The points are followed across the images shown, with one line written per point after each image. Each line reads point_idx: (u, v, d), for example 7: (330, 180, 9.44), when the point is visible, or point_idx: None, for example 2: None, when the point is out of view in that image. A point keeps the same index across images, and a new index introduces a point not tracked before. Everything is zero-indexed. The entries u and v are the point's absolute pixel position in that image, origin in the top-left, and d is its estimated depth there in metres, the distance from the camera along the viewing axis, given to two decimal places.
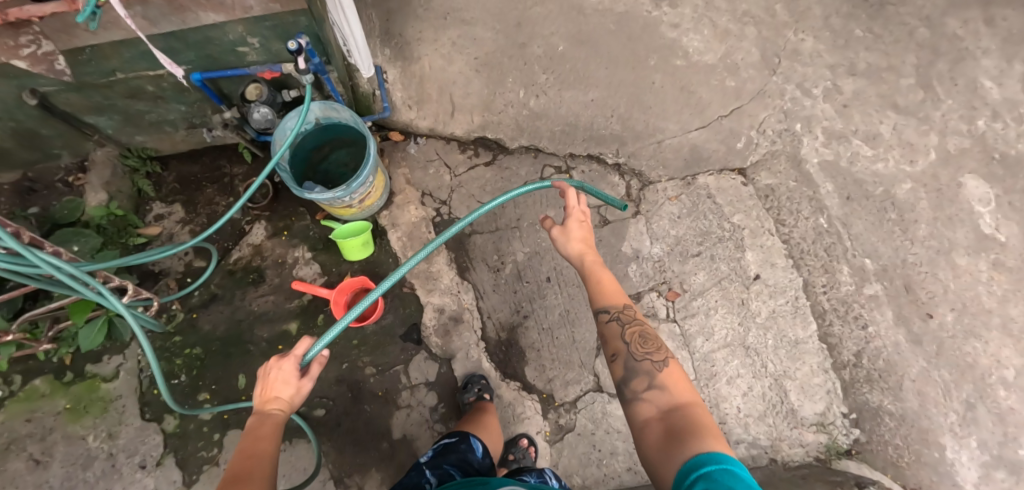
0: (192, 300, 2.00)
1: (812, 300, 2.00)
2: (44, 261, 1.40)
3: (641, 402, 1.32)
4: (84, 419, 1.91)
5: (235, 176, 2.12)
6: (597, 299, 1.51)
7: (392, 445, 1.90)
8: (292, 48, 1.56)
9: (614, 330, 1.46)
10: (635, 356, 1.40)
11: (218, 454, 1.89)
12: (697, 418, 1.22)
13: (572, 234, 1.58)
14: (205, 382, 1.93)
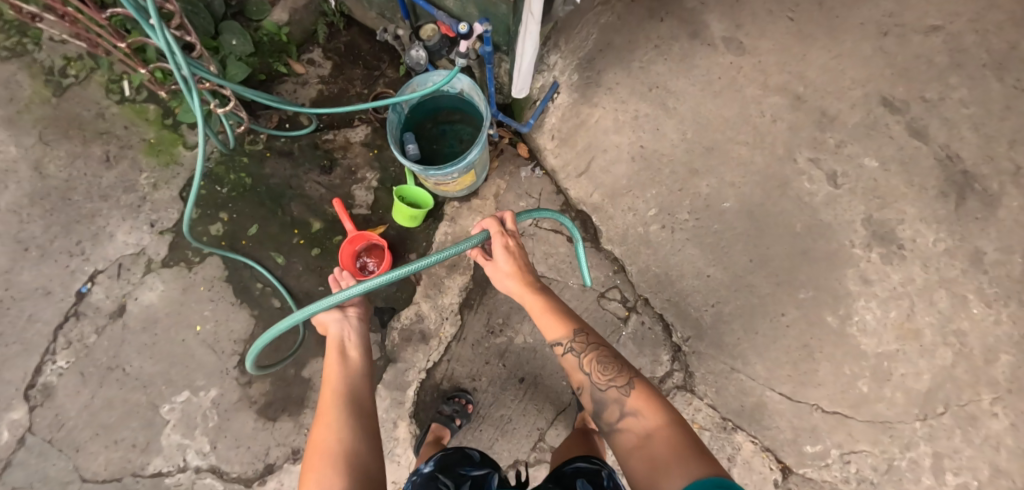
0: (276, 142, 2.09)
1: None
2: (167, 44, 1.41)
3: (618, 434, 1.19)
4: (152, 159, 2.09)
5: (383, 77, 2.11)
6: (545, 330, 1.37)
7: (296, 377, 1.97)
8: (462, 30, 1.65)
9: (570, 363, 1.33)
10: (598, 386, 1.27)
11: (197, 264, 2.03)
12: (673, 443, 1.08)
13: (505, 253, 1.45)
14: (230, 207, 2.05)
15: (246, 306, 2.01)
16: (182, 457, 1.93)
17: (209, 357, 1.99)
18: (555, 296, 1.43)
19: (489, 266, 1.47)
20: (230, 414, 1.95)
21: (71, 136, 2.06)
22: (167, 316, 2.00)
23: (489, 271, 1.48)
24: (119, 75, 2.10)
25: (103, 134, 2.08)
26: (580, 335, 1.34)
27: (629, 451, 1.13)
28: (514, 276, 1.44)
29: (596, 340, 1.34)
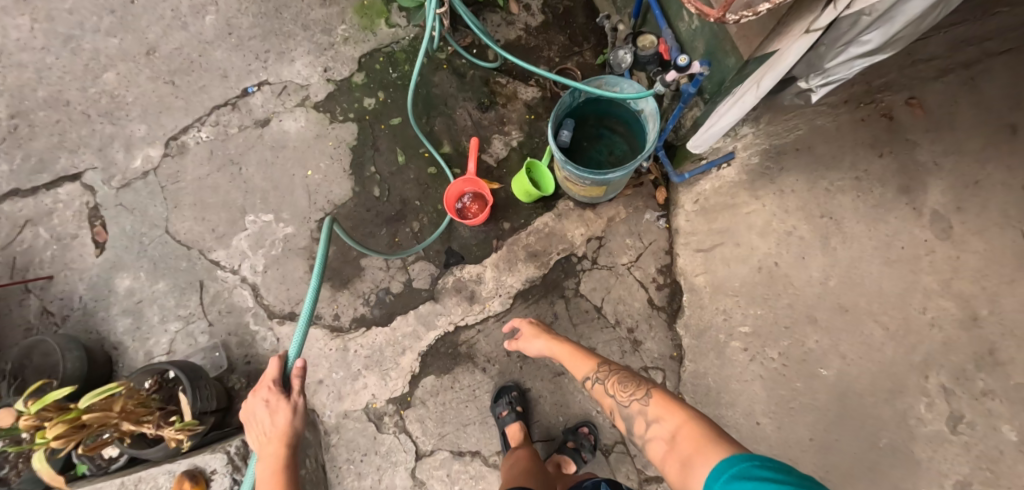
0: (458, 61, 2.15)
1: None
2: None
3: (648, 444, 1.29)
4: (356, 18, 2.22)
5: (580, 58, 2.12)
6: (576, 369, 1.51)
7: (349, 260, 2.01)
8: (681, 62, 1.53)
9: (599, 392, 1.44)
10: (623, 403, 1.37)
11: (339, 121, 2.14)
12: (692, 435, 1.19)
13: (537, 337, 1.63)
14: (390, 92, 2.16)
15: (352, 179, 2.08)
16: (237, 264, 2.04)
17: (305, 200, 2.07)
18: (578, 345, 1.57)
19: (524, 347, 1.66)
20: (289, 254, 2.03)
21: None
22: (294, 148, 2.13)
23: (522, 346, 1.67)
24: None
25: None
26: (603, 365, 1.48)
27: (664, 457, 1.22)
28: (536, 335, 1.63)
29: (617, 367, 1.45)
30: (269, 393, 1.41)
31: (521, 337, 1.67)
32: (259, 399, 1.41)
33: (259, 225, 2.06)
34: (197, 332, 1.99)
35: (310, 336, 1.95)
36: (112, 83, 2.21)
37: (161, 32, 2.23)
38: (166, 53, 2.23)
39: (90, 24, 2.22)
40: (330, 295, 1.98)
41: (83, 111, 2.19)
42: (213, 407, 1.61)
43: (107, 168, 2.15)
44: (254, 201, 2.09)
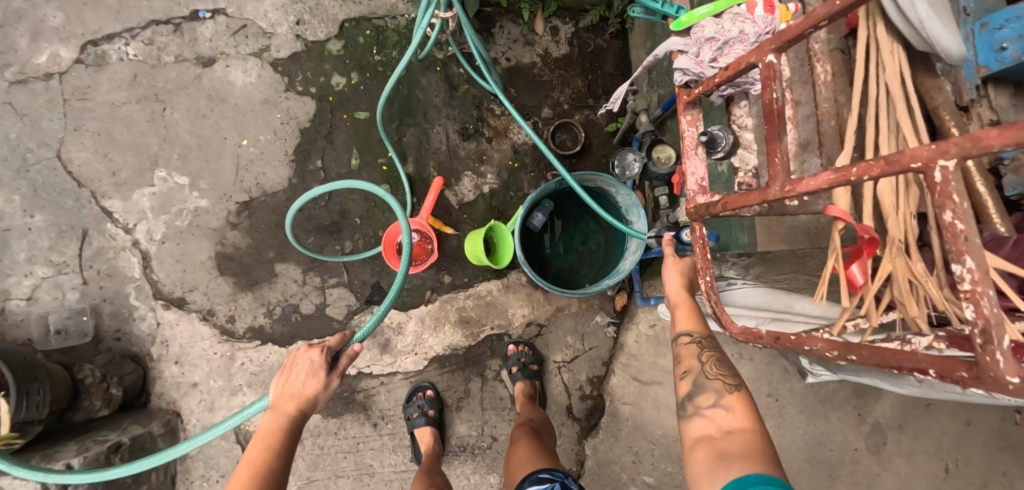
0: (454, 70, 1.82)
1: None
2: None
3: (693, 422, 1.02)
4: None
5: (590, 116, 1.83)
6: (680, 318, 1.19)
7: (264, 260, 1.76)
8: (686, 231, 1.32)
9: (686, 353, 1.12)
10: (706, 375, 1.07)
11: (297, 92, 1.80)
12: (752, 447, 0.92)
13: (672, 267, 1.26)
14: (366, 77, 1.82)
15: (294, 168, 1.79)
16: (132, 223, 1.74)
17: (232, 174, 1.77)
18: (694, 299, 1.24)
19: (667, 272, 1.27)
20: (195, 232, 1.75)
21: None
22: (236, 106, 1.79)
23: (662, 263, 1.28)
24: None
25: None
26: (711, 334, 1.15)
27: (702, 439, 0.98)
28: (669, 269, 1.27)
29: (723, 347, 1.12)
30: (314, 361, 1.18)
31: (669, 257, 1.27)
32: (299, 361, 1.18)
33: (171, 187, 1.76)
34: (68, 287, 1.71)
35: (196, 331, 1.73)
36: None
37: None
38: None
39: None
40: (231, 293, 1.74)
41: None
42: (41, 417, 1.38)
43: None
44: (173, 156, 1.77)
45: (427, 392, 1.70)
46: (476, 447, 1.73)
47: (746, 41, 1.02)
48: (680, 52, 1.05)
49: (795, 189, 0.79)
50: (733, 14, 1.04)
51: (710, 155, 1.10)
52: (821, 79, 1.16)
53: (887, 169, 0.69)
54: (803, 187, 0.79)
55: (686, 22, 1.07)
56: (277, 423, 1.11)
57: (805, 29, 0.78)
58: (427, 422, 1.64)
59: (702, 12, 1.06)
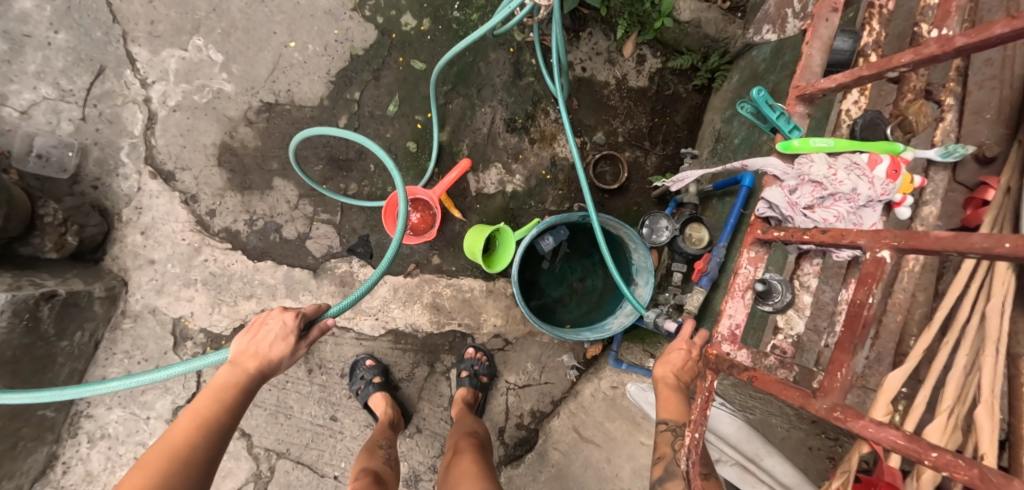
0: (526, 59, 1.74)
1: None
2: None
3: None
4: None
5: (639, 160, 1.74)
6: (663, 401, 1.08)
7: (266, 168, 1.69)
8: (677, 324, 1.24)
9: (662, 438, 1.05)
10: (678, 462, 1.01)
11: (365, 16, 1.72)
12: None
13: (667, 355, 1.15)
14: (437, 31, 1.75)
15: (331, 92, 1.71)
16: (150, 79, 1.66)
17: (268, 73, 1.69)
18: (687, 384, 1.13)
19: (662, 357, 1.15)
20: (210, 112, 1.68)
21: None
22: (298, 5, 1.70)
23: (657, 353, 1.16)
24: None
25: None
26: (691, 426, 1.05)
27: None
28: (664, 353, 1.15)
29: None
30: (281, 323, 1.15)
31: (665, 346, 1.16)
32: (264, 323, 1.15)
33: (203, 60, 1.68)
34: (64, 117, 1.62)
35: (173, 210, 1.66)
36: None
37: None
38: None
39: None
40: (223, 188, 1.68)
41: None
42: None
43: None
44: (217, 30, 1.68)
45: (367, 363, 1.63)
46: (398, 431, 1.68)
47: (853, 201, 0.96)
48: (774, 177, 0.99)
49: (846, 422, 0.76)
50: (850, 163, 0.97)
51: (760, 304, 1.02)
52: (906, 266, 1.05)
53: (973, 480, 0.67)
54: (855, 425, 0.76)
55: (796, 147, 0.99)
56: (233, 378, 1.10)
57: (945, 250, 0.71)
58: (377, 389, 1.59)
59: (817, 145, 0.99)
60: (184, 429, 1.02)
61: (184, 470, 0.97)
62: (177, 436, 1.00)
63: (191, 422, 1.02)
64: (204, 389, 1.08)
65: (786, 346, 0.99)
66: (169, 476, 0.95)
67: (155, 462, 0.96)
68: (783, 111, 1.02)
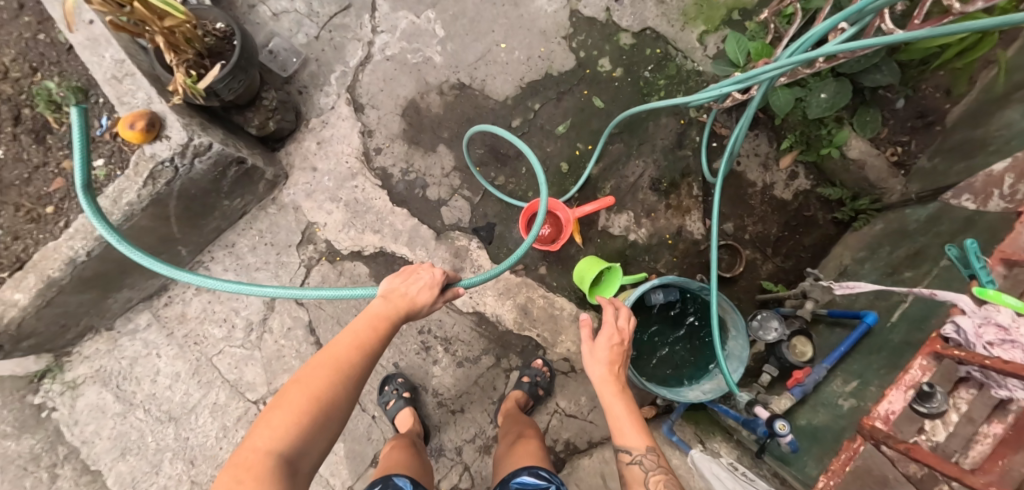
0: (693, 134, 1.89)
1: None
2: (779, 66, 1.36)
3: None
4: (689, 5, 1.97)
5: (757, 261, 1.83)
6: (619, 433, 1.21)
7: (437, 132, 1.90)
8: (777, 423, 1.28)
9: (635, 475, 1.16)
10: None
11: (571, 47, 1.94)
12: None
13: (597, 358, 1.28)
14: (625, 81, 1.93)
15: (516, 94, 1.92)
16: (381, 28, 1.95)
17: (473, 60, 1.93)
18: (631, 402, 1.24)
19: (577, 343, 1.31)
20: (414, 71, 1.93)
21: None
22: (521, 17, 1.95)
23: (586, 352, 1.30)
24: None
25: None
26: (654, 452, 1.17)
27: None
28: (601, 380, 1.25)
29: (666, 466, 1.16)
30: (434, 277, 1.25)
31: (593, 347, 1.30)
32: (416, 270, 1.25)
33: (428, 30, 1.95)
34: (303, 30, 1.93)
35: (349, 135, 1.89)
36: None
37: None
38: None
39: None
40: (396, 134, 1.90)
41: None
42: (227, 99, 1.52)
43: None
44: (449, 12, 1.95)
45: (398, 380, 1.76)
46: (446, 402, 1.79)
47: None
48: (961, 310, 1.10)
49: None
50: None
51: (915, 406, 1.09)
52: None
53: None
54: None
55: (988, 295, 1.06)
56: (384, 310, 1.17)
57: None
58: (405, 405, 1.71)
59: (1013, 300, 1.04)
60: (346, 346, 1.11)
61: (348, 384, 1.09)
62: (342, 350, 1.11)
63: (353, 342, 1.12)
64: (361, 316, 1.16)
65: (924, 447, 1.09)
66: (333, 382, 1.07)
67: (323, 368, 1.07)
68: (985, 265, 1.12)
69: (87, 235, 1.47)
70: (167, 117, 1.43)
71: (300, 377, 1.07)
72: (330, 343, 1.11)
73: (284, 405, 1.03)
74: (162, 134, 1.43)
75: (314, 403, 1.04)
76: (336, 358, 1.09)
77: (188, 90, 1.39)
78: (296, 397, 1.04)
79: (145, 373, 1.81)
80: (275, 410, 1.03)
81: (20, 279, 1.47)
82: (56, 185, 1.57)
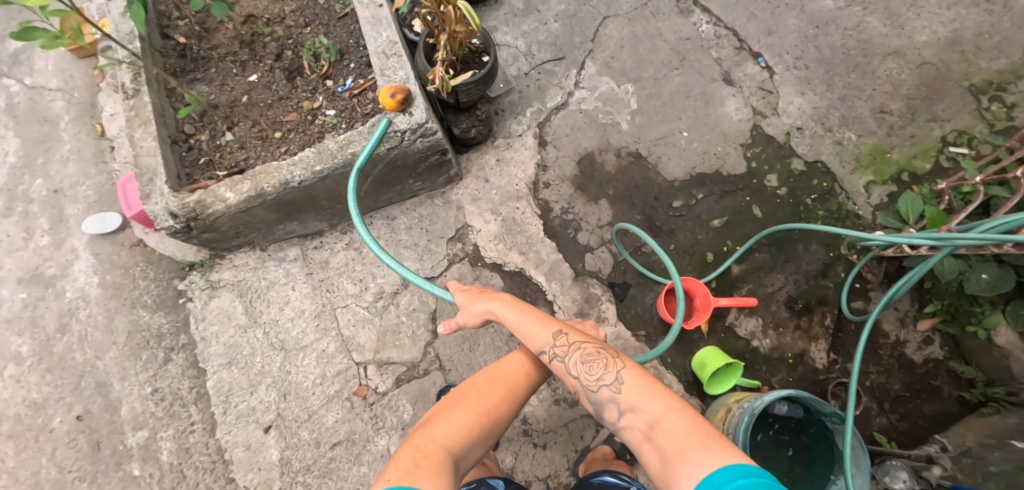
0: (840, 268, 1.94)
1: (167, 428, 1.76)
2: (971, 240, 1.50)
3: (624, 433, 1.21)
4: (863, 155, 2.10)
5: (871, 411, 1.82)
6: (529, 343, 1.38)
7: (603, 186, 2.05)
8: None
9: (559, 368, 1.33)
10: (592, 389, 1.28)
11: (745, 154, 2.09)
12: (676, 433, 1.10)
13: (468, 306, 1.49)
14: (787, 200, 2.04)
15: (683, 178, 2.07)
16: (583, 85, 2.18)
17: (655, 138, 2.11)
18: (524, 309, 1.43)
19: (456, 308, 1.52)
20: (600, 128, 2.12)
21: (908, 100, 2.16)
22: (707, 116, 2.14)
23: (459, 317, 1.50)
24: (972, 146, 2.08)
25: (898, 126, 2.14)
26: (563, 340, 1.35)
27: (643, 442, 1.16)
28: (486, 311, 1.46)
29: (570, 339, 1.35)
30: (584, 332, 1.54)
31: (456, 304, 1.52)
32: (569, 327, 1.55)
33: (622, 100, 2.16)
34: (516, 66, 2.20)
35: (526, 163, 2.07)
36: None
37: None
38: None
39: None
40: (567, 176, 2.06)
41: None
42: (460, 100, 1.71)
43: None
44: (645, 90, 2.17)
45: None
46: (532, 431, 1.81)
47: None
48: None
49: None
50: None
51: None
52: None
53: None
54: None
55: None
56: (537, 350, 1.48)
57: None
58: None
59: None
60: (512, 376, 1.41)
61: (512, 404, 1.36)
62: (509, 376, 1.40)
63: (522, 370, 1.43)
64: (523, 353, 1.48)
65: None
66: (505, 399, 1.35)
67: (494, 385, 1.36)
68: None
69: (309, 168, 1.65)
70: (415, 97, 1.61)
71: (473, 389, 1.35)
72: (502, 370, 1.42)
73: (461, 406, 1.29)
74: (406, 110, 1.60)
75: (489, 412, 1.31)
76: (509, 379, 1.38)
77: (440, 84, 1.58)
78: (474, 403, 1.30)
79: (276, 302, 1.93)
80: (456, 409, 1.28)
81: (241, 183, 1.65)
82: (291, 116, 1.80)
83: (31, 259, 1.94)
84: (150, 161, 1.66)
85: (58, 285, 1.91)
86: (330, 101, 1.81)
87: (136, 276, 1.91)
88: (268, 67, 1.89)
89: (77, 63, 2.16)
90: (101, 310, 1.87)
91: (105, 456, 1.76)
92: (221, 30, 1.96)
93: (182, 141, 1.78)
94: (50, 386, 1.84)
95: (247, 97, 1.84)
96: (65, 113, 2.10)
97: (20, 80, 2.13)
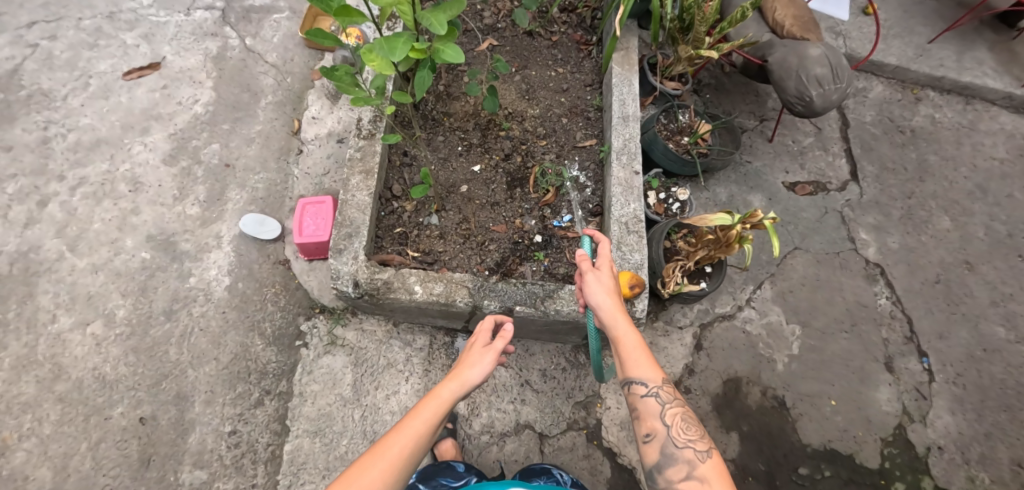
0: None
1: (227, 479, 1.59)
2: None
3: None
4: None
5: None
6: (631, 366, 1.23)
7: (737, 416, 1.99)
8: None
9: (651, 408, 1.20)
10: (674, 443, 1.16)
11: (880, 449, 2.01)
12: None
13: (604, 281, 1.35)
14: None
15: (814, 445, 1.99)
16: (752, 305, 2.13)
17: (803, 393, 2.04)
18: (643, 336, 1.26)
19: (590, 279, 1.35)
20: (754, 357, 2.06)
21: None
22: (859, 393, 2.07)
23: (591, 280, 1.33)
24: None
25: None
26: (667, 385, 1.22)
27: None
28: (615, 311, 1.29)
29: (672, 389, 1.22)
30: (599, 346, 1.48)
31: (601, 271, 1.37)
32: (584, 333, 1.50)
33: (786, 339, 2.10)
34: None
35: (673, 360, 2.02)
36: (937, 232, 2.34)
37: (978, 293, 2.26)
38: (968, 286, 2.27)
39: (974, 237, 2.35)
40: (709, 391, 2.00)
41: (903, 207, 2.37)
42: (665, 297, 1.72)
43: (854, 212, 2.33)
44: (810, 340, 2.11)
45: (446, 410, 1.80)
46: None
47: None
48: None
49: None
50: None
51: None
52: None
53: None
54: None
55: None
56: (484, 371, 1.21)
57: None
58: None
59: None
60: (449, 397, 1.15)
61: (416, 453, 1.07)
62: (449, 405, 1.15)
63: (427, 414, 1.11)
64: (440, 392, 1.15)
65: None
66: (410, 448, 1.07)
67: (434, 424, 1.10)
68: None
69: (505, 301, 1.58)
70: (643, 291, 1.57)
71: (408, 428, 1.09)
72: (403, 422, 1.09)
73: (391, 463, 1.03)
74: (632, 299, 1.56)
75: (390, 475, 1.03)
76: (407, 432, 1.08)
77: (673, 288, 1.61)
78: (399, 445, 1.06)
79: (383, 388, 1.76)
80: (377, 461, 1.03)
81: (434, 284, 1.56)
82: (499, 228, 1.76)
83: (171, 222, 1.85)
84: (356, 217, 1.60)
85: (185, 265, 1.80)
86: (541, 230, 1.78)
87: (266, 297, 1.78)
88: (492, 164, 1.86)
89: (301, 50, 2.16)
90: (217, 318, 1.74)
91: (149, 478, 1.57)
92: (461, 101, 1.94)
93: (387, 201, 1.74)
94: (128, 369, 1.67)
95: (466, 188, 1.80)
96: (269, 92, 2.07)
97: (242, 37, 2.15)
